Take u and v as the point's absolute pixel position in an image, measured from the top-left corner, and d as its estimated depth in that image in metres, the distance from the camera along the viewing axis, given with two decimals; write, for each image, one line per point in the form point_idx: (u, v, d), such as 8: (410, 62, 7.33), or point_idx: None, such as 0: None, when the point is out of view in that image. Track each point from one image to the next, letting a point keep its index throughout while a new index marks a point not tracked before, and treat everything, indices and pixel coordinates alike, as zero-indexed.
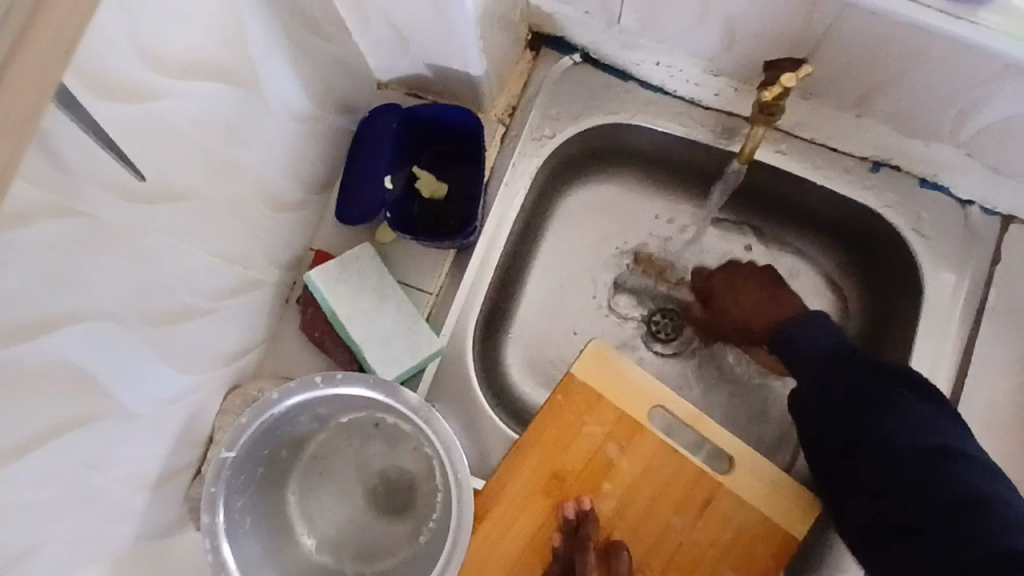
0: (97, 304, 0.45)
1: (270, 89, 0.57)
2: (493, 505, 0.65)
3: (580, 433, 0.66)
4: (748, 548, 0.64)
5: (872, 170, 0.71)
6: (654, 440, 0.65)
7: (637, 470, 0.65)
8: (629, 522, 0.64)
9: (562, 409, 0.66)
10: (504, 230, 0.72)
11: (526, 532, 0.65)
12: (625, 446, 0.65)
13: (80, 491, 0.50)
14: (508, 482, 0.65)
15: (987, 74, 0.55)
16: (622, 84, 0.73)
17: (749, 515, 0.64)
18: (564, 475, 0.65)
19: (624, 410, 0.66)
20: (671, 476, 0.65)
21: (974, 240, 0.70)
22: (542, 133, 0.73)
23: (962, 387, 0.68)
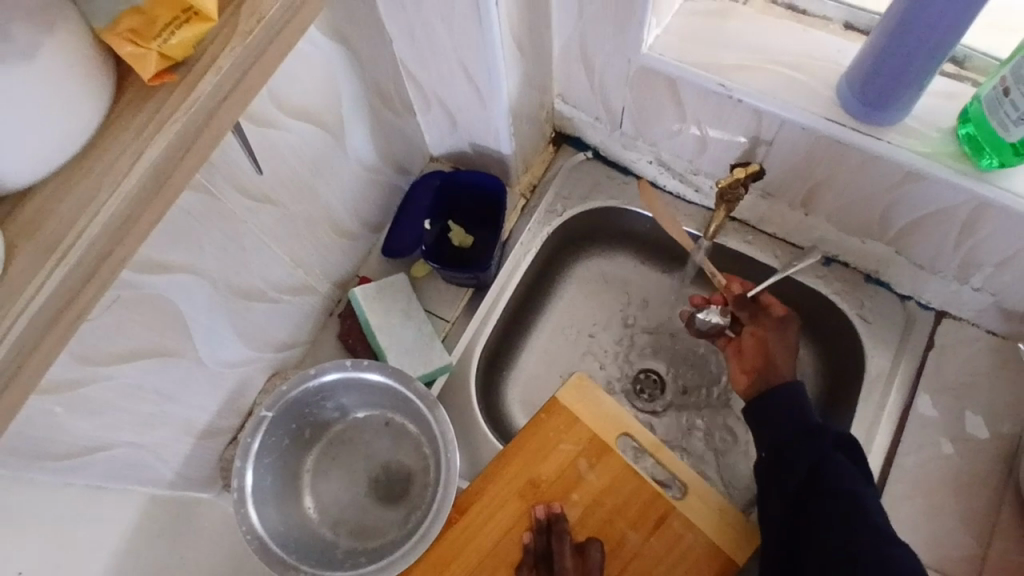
0: (201, 263, 0.62)
1: (351, 142, 0.76)
2: (477, 500, 0.74)
3: (557, 448, 0.76)
4: (694, 566, 0.72)
5: (824, 265, 0.87)
6: (619, 461, 0.76)
7: (603, 485, 0.75)
8: (591, 529, 0.74)
9: (544, 425, 0.77)
10: (516, 278, 0.88)
11: (500, 528, 0.74)
12: (594, 463, 0.76)
13: (149, 413, 0.64)
14: (490, 482, 0.75)
15: (894, 181, 0.71)
16: (623, 177, 0.92)
17: (697, 537, 0.73)
18: (540, 482, 0.75)
19: (597, 433, 0.77)
20: (632, 493, 0.75)
21: (910, 328, 0.83)
22: (555, 208, 0.91)
23: (894, 449, 0.79)
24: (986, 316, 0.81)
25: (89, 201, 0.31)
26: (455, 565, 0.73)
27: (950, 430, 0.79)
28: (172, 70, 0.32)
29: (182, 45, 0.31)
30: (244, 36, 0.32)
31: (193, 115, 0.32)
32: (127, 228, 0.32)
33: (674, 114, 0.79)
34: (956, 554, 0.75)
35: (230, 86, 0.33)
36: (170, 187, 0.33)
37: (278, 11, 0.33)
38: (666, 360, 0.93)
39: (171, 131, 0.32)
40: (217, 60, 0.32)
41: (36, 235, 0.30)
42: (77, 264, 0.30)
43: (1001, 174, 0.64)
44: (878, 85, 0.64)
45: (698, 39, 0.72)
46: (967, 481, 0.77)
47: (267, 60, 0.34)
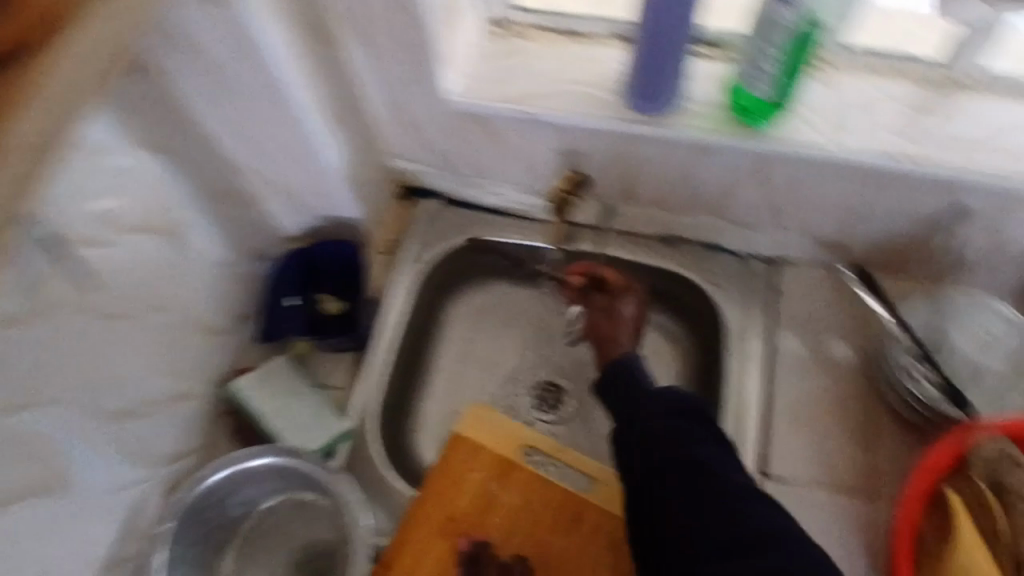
0: (57, 391, 0.62)
1: (192, 242, 0.79)
2: (402, 551, 0.75)
3: (467, 478, 0.79)
4: (616, 553, 0.76)
5: (669, 244, 0.94)
6: (526, 473, 0.80)
7: (517, 500, 0.78)
8: (516, 546, 0.77)
9: (450, 462, 0.79)
10: (393, 333, 0.90)
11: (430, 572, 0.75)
12: (504, 482, 0.79)
13: (37, 556, 0.62)
14: (410, 531, 0.76)
15: (688, 156, 0.79)
16: (472, 214, 0.97)
17: (613, 524, 0.77)
18: (459, 516, 0.77)
19: (500, 453, 0.80)
20: (545, 500, 0.79)
21: (756, 279, 0.91)
22: (415, 257, 0.94)
23: (769, 392, 0.86)
24: (812, 251, 0.90)
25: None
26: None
27: (812, 358, 0.87)
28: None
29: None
30: None
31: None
32: None
33: (491, 147, 0.86)
34: (847, 468, 0.81)
35: None
36: None
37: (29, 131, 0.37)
38: (558, 370, 0.97)
39: None
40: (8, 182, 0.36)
41: None
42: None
43: (778, 128, 0.75)
44: (655, 83, 0.73)
45: (489, 78, 0.80)
46: (838, 402, 0.85)
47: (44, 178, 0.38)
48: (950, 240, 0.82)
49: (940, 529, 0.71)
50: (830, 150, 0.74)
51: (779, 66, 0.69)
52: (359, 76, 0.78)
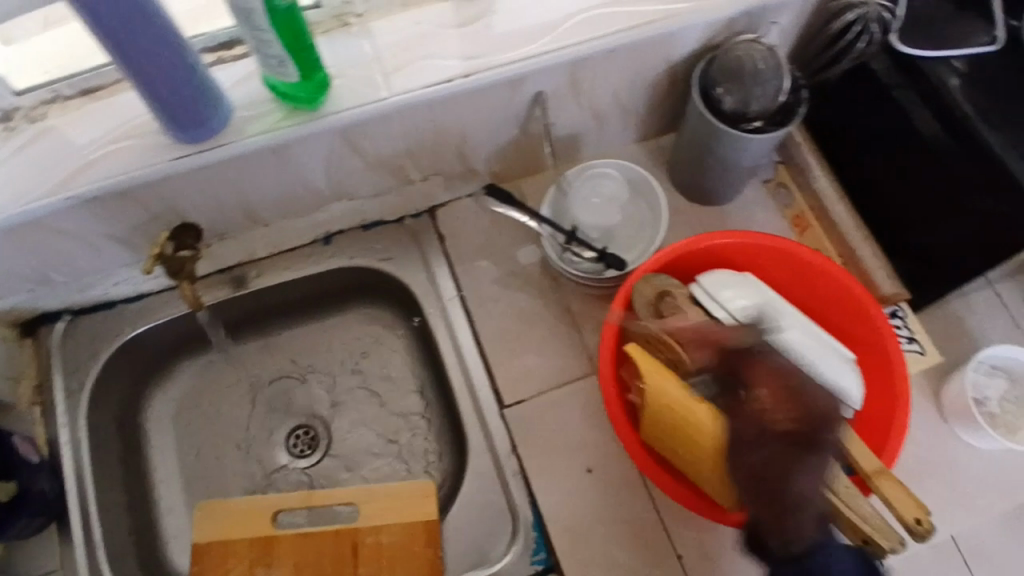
0: None
1: None
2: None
3: None
4: (407, 559, 0.74)
5: (327, 242, 0.91)
6: (287, 538, 0.74)
7: (290, 570, 0.73)
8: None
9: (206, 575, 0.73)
10: (85, 474, 0.81)
11: None
12: (270, 559, 0.74)
13: None
14: None
15: (272, 160, 0.75)
16: (114, 311, 0.88)
17: (392, 534, 0.75)
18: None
19: (253, 534, 0.75)
20: (318, 555, 0.74)
21: (419, 238, 0.91)
22: (72, 388, 0.84)
23: (478, 329, 0.87)
24: (456, 186, 0.90)
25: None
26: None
27: (500, 280, 0.89)
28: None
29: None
30: None
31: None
32: None
33: (75, 243, 0.77)
34: (574, 357, 0.85)
35: None
36: None
37: None
38: (295, 412, 0.93)
39: None
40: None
41: None
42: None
43: (329, 100, 0.71)
44: (184, 110, 0.66)
45: (12, 180, 0.69)
46: (540, 304, 0.88)
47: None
48: (552, 125, 0.85)
49: (662, 347, 0.70)
50: (387, 99, 0.72)
51: (281, 51, 0.64)
52: None
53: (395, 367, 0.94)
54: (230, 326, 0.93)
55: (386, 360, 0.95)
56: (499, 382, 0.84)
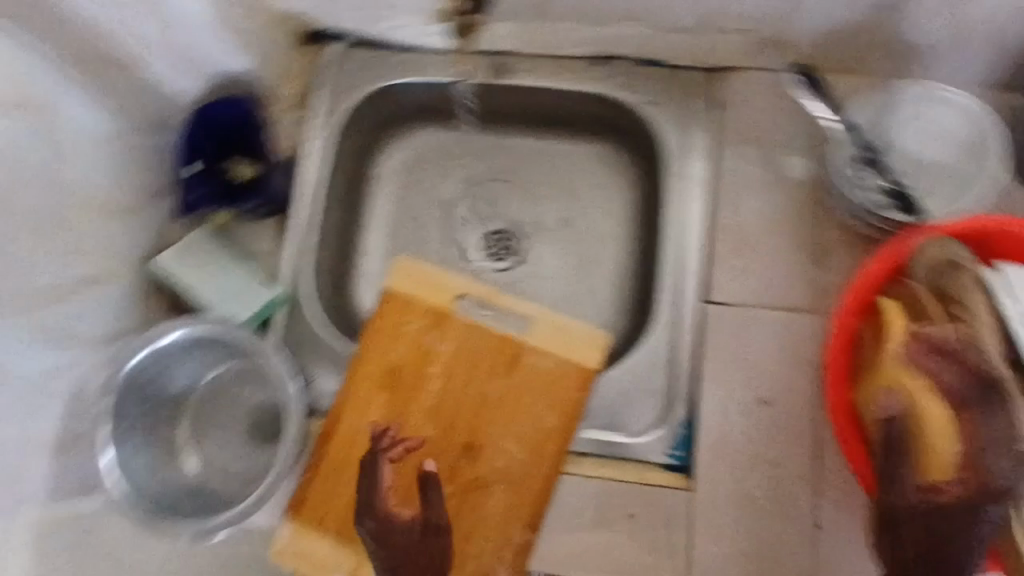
0: None
1: (71, 116, 0.73)
2: (347, 409, 0.77)
3: (404, 332, 0.78)
4: (556, 388, 0.76)
5: (600, 66, 0.86)
6: (462, 321, 0.78)
7: (455, 349, 0.77)
8: (454, 396, 0.77)
9: (384, 319, 0.78)
10: (317, 187, 0.88)
11: (378, 419, 0.76)
12: (441, 332, 0.78)
13: None
14: (355, 384, 0.77)
15: None
16: (387, 53, 0.89)
17: (552, 361, 0.76)
18: (398, 372, 0.77)
19: (435, 304, 0.79)
20: (482, 348, 0.77)
21: (694, 96, 0.84)
22: (331, 109, 0.89)
23: (710, 213, 0.82)
24: (755, 56, 0.82)
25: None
26: (336, 497, 0.75)
27: (758, 174, 0.82)
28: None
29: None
30: None
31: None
32: None
33: None
34: (794, 282, 0.79)
35: None
36: None
37: None
38: (499, 216, 0.94)
39: None
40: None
41: None
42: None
43: None
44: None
45: None
46: (785, 217, 0.81)
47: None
48: None
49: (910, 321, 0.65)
50: None
51: None
52: None
53: (607, 215, 0.92)
54: (478, 110, 0.93)
55: (603, 204, 0.92)
56: (708, 276, 0.80)
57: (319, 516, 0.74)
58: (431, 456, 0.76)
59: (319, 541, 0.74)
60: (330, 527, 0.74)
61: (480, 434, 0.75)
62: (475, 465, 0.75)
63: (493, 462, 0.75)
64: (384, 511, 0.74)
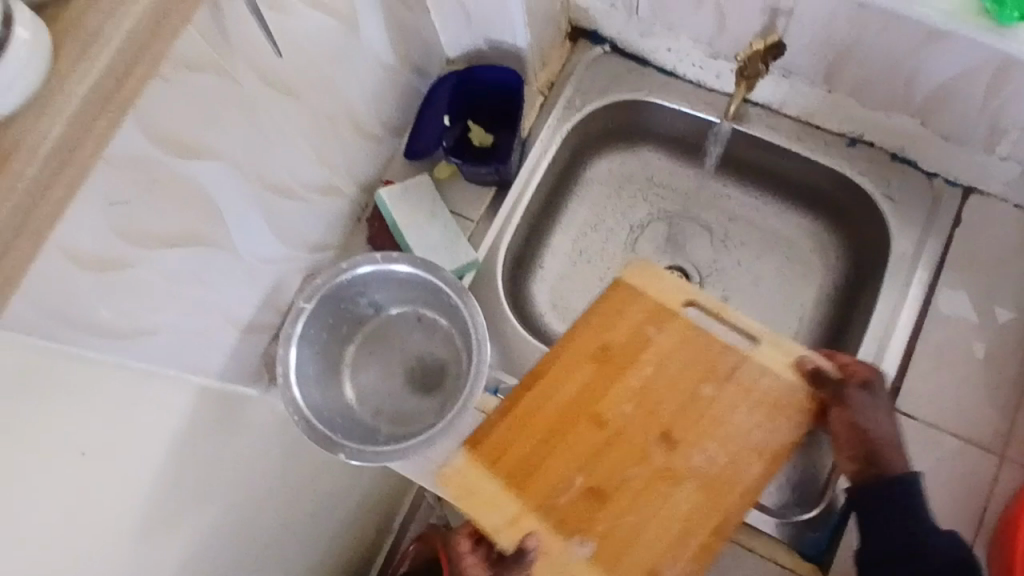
0: (218, 149, 0.62)
1: (368, 36, 0.76)
2: (552, 362, 0.63)
3: (621, 312, 0.65)
4: (785, 426, 0.61)
5: (849, 146, 0.85)
6: (688, 320, 0.64)
7: (672, 345, 0.64)
8: (664, 377, 0.63)
9: (603, 293, 0.65)
10: (538, 172, 0.90)
11: (570, 396, 0.63)
12: (663, 325, 0.64)
13: (177, 300, 0.64)
14: (553, 356, 0.64)
15: (921, 43, 0.68)
16: (643, 69, 0.90)
17: (784, 390, 0.62)
18: (611, 348, 0.64)
19: (659, 295, 0.65)
20: (703, 349, 0.63)
21: (936, 206, 0.83)
22: (573, 106, 0.91)
23: (922, 323, 0.80)
24: (1013, 189, 0.80)
25: (87, 44, 0.32)
26: (516, 446, 0.61)
27: (979, 304, 0.80)
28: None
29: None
30: None
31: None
32: (157, 32, 0.34)
33: None
34: (988, 416, 0.77)
35: None
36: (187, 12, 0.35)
37: None
38: (687, 254, 0.95)
39: None
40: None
41: (76, 29, 0.32)
42: (86, 96, 0.32)
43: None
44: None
45: None
46: (998, 351, 0.78)
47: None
48: None
49: None
50: None
51: None
52: None
53: (796, 288, 0.92)
54: (708, 150, 0.93)
55: (797, 275, 0.93)
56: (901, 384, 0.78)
57: (492, 461, 0.61)
58: (626, 436, 0.62)
59: (490, 488, 0.60)
60: (499, 475, 0.61)
61: (684, 426, 0.62)
62: (673, 487, 0.60)
63: (688, 461, 0.61)
64: (560, 479, 0.61)
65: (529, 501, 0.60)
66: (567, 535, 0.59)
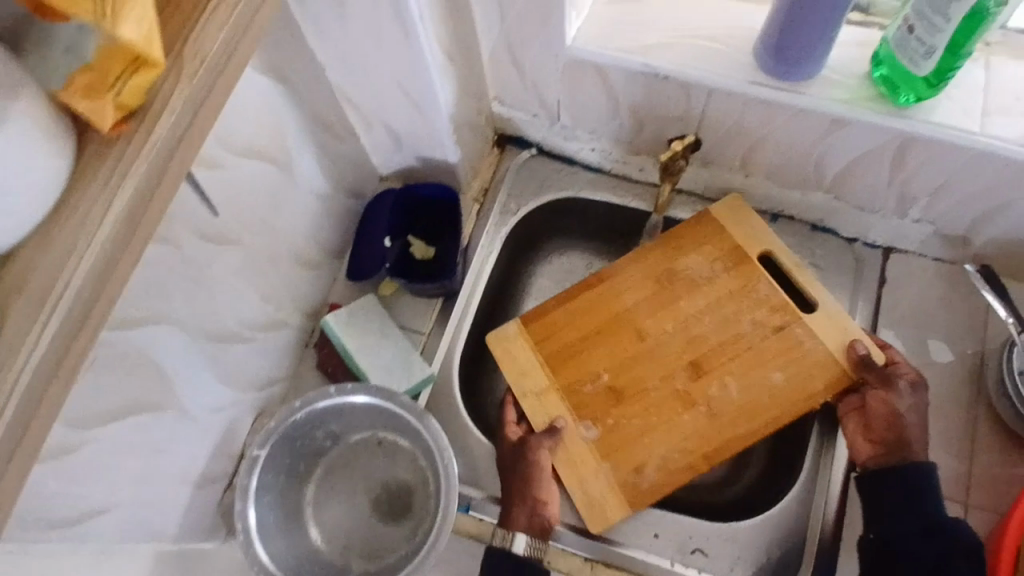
0: (157, 312, 0.61)
1: (299, 170, 0.77)
2: (614, 272, 0.84)
3: (689, 253, 0.83)
4: (805, 372, 0.78)
5: (772, 221, 0.90)
6: (758, 271, 0.81)
7: (738, 286, 0.81)
8: (716, 322, 0.81)
9: (694, 229, 0.84)
10: (483, 278, 0.91)
11: (629, 301, 0.83)
12: (732, 267, 0.82)
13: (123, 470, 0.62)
14: (628, 266, 0.84)
15: (823, 130, 0.74)
16: (571, 168, 0.94)
17: (820, 351, 0.78)
18: (675, 273, 0.83)
19: (738, 245, 0.83)
20: (764, 299, 0.80)
21: (859, 268, 0.88)
22: (509, 209, 0.93)
23: None
24: (929, 245, 0.85)
25: (41, 304, 0.31)
26: (561, 334, 0.83)
27: (915, 357, 0.83)
28: (128, 119, 0.32)
29: (135, 92, 0.31)
30: (191, 78, 0.32)
31: (118, 224, 0.32)
32: (108, 274, 0.32)
33: (607, 101, 0.81)
34: (945, 467, 0.79)
35: (187, 126, 0.33)
36: (143, 232, 0.33)
37: (220, 47, 0.33)
38: None
39: (133, 181, 0.32)
40: (168, 102, 0.32)
41: (24, 291, 0.31)
42: (10, 423, 0.30)
43: (928, 108, 0.68)
44: (791, 38, 0.66)
45: (621, 26, 0.74)
46: (942, 402, 0.81)
47: (173, 174, 0.34)
48: None
49: None
50: (976, 135, 0.67)
51: (942, 42, 0.60)
52: (479, 18, 0.73)
53: None
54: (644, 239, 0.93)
55: None
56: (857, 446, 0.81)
57: (538, 338, 0.84)
58: (660, 355, 0.81)
59: (526, 357, 0.83)
60: (541, 353, 0.83)
61: (713, 362, 0.80)
62: (689, 417, 0.79)
63: (712, 393, 0.79)
64: (596, 367, 0.82)
65: (556, 382, 0.82)
66: (580, 420, 0.80)
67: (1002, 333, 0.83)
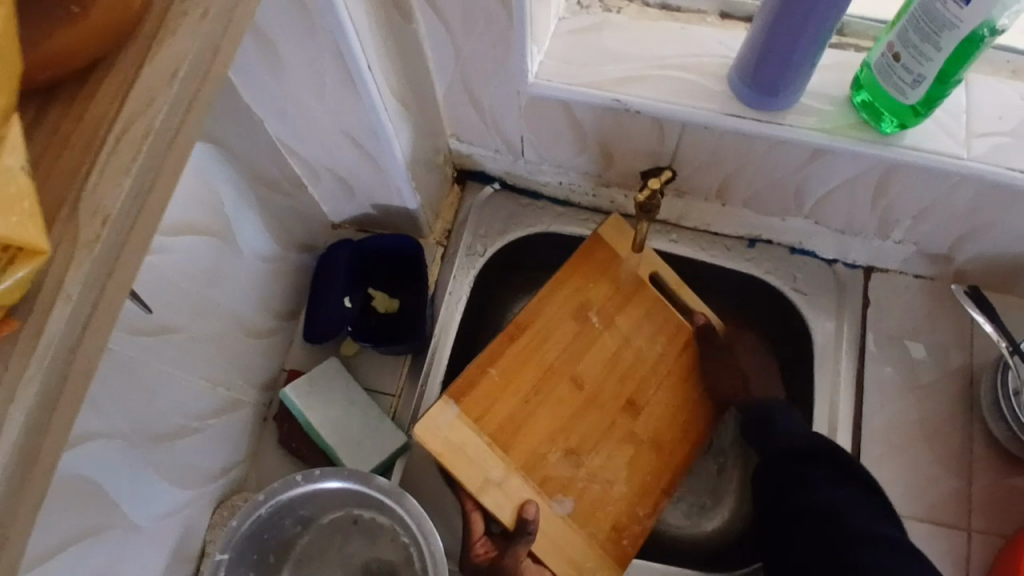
0: (86, 428, 0.53)
1: (240, 235, 0.69)
2: (533, 319, 0.75)
3: (600, 285, 0.78)
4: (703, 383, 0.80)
5: (749, 246, 0.87)
6: (652, 292, 0.80)
7: (642, 312, 0.79)
8: (632, 356, 0.78)
9: (595, 254, 0.78)
10: (450, 330, 0.83)
11: (557, 347, 0.75)
12: (636, 295, 0.79)
13: None
14: (545, 306, 0.75)
15: (802, 160, 0.70)
16: (536, 202, 0.88)
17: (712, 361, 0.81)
18: (591, 306, 0.77)
19: (637, 268, 0.79)
20: (664, 322, 0.80)
21: (843, 291, 0.85)
22: (475, 251, 0.86)
23: (860, 412, 0.80)
24: (912, 263, 0.83)
25: None
26: (500, 406, 0.72)
27: (906, 381, 0.81)
28: (8, 316, 0.24)
29: (15, 289, 0.24)
30: (91, 244, 0.25)
31: (9, 464, 0.24)
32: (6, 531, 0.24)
33: (572, 136, 0.76)
34: (946, 493, 0.77)
35: (89, 310, 0.26)
36: (45, 460, 0.26)
37: (124, 205, 0.26)
38: None
39: (28, 399, 0.24)
40: (62, 287, 0.25)
41: None
42: None
43: (912, 133, 0.64)
44: (770, 73, 0.62)
45: (582, 58, 0.68)
46: (935, 425, 0.79)
47: (75, 381, 0.26)
48: None
49: None
50: (965, 160, 0.64)
51: (931, 72, 0.57)
52: (430, 57, 0.67)
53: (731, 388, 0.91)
54: None
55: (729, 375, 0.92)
56: None
57: (477, 419, 0.70)
58: (597, 405, 0.76)
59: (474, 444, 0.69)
60: (484, 433, 0.70)
61: (646, 396, 0.77)
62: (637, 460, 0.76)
63: (651, 425, 0.77)
64: (545, 435, 0.73)
65: (513, 463, 0.71)
66: (549, 497, 0.72)
67: (990, 349, 0.82)
